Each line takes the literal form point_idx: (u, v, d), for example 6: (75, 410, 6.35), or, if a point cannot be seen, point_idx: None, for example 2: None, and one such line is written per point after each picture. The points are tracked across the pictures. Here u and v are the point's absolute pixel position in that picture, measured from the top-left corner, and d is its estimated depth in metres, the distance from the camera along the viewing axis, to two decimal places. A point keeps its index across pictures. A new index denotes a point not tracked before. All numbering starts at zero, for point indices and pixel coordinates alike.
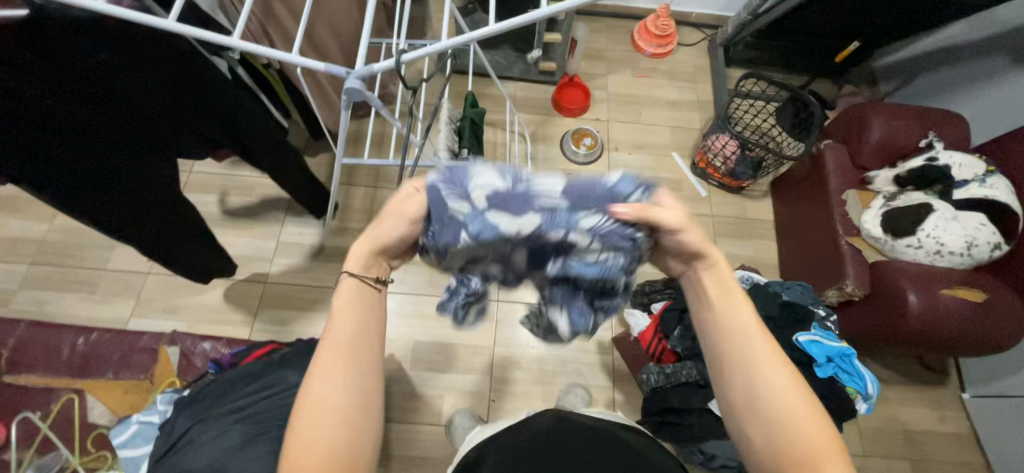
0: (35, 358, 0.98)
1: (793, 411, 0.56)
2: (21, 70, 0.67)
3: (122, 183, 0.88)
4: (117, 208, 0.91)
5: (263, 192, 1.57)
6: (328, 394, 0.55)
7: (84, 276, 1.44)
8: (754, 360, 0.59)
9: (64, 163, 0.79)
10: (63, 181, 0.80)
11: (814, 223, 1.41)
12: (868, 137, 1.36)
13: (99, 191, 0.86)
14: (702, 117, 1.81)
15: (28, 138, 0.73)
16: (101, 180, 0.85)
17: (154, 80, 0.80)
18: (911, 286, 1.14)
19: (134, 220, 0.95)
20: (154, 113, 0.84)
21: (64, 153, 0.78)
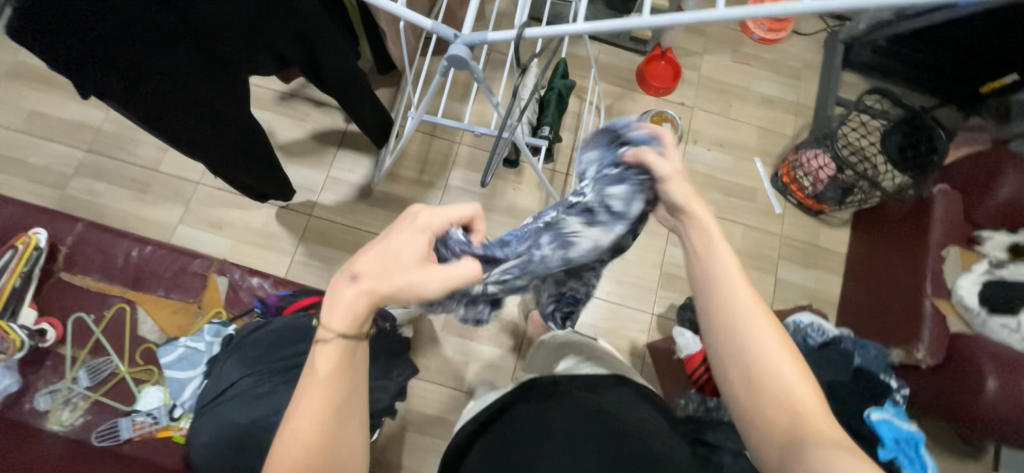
0: (90, 261, 0.99)
1: (779, 371, 0.58)
2: None
3: (195, 106, 0.84)
4: (192, 131, 0.87)
5: (319, 119, 1.51)
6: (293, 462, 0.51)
7: (137, 174, 1.44)
8: (746, 323, 0.61)
9: (148, 75, 0.75)
10: (138, 98, 0.77)
11: (898, 273, 1.29)
12: (995, 193, 1.20)
13: (177, 108, 0.82)
14: (797, 123, 1.62)
15: (100, 48, 0.68)
16: (182, 97, 0.81)
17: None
18: (993, 371, 1.05)
19: (209, 140, 0.91)
20: (224, 27, 0.76)
21: (138, 68, 0.73)
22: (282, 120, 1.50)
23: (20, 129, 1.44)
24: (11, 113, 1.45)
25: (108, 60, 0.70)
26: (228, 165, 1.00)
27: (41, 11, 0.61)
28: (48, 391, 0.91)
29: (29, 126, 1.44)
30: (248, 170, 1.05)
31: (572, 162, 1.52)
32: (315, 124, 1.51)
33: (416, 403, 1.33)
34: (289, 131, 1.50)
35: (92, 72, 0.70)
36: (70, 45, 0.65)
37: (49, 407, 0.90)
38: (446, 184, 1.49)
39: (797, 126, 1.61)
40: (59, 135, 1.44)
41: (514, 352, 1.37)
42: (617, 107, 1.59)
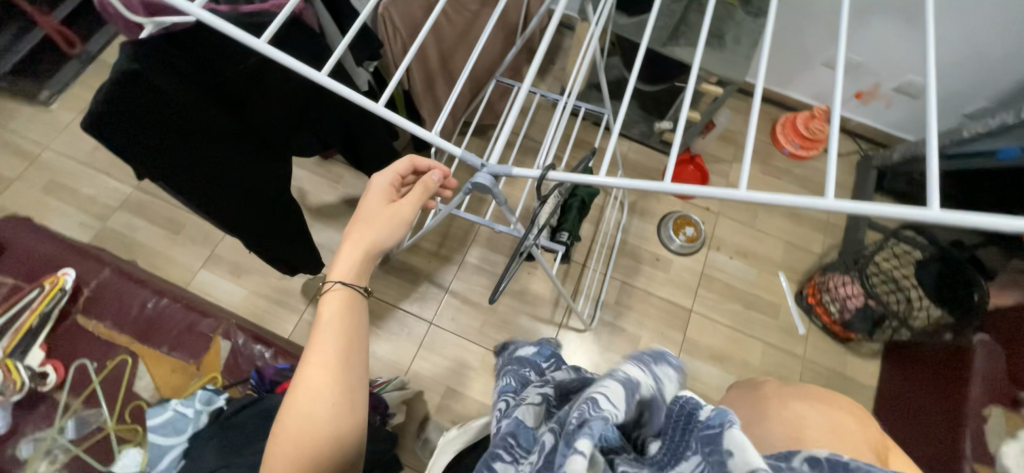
0: (107, 308, 1.02)
1: None
2: (173, 96, 0.69)
3: (245, 196, 0.87)
4: (236, 217, 0.89)
5: (352, 183, 1.58)
6: (315, 394, 0.59)
7: (174, 215, 1.51)
8: None
9: (215, 183, 0.81)
10: (191, 188, 0.79)
11: (936, 429, 1.18)
12: None
13: (241, 208, 0.88)
14: (825, 242, 1.58)
15: (164, 141, 0.71)
16: (247, 195, 0.88)
17: (278, 81, 0.79)
18: None
19: (260, 233, 0.96)
20: (279, 123, 0.85)
21: (195, 160, 0.76)
22: (318, 180, 1.58)
23: (83, 160, 1.55)
24: (79, 146, 1.57)
25: (169, 154, 0.73)
26: (273, 251, 1.03)
27: (129, 140, 0.68)
28: (34, 439, 0.91)
29: (91, 159, 1.56)
30: (292, 253, 1.08)
31: (591, 254, 1.52)
32: (347, 187, 1.58)
33: None
34: (322, 192, 1.57)
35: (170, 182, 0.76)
36: (130, 139, 0.68)
37: (30, 455, 0.89)
38: (463, 260, 1.49)
39: (825, 245, 1.57)
40: (114, 170, 1.55)
41: None
42: (641, 205, 1.60)
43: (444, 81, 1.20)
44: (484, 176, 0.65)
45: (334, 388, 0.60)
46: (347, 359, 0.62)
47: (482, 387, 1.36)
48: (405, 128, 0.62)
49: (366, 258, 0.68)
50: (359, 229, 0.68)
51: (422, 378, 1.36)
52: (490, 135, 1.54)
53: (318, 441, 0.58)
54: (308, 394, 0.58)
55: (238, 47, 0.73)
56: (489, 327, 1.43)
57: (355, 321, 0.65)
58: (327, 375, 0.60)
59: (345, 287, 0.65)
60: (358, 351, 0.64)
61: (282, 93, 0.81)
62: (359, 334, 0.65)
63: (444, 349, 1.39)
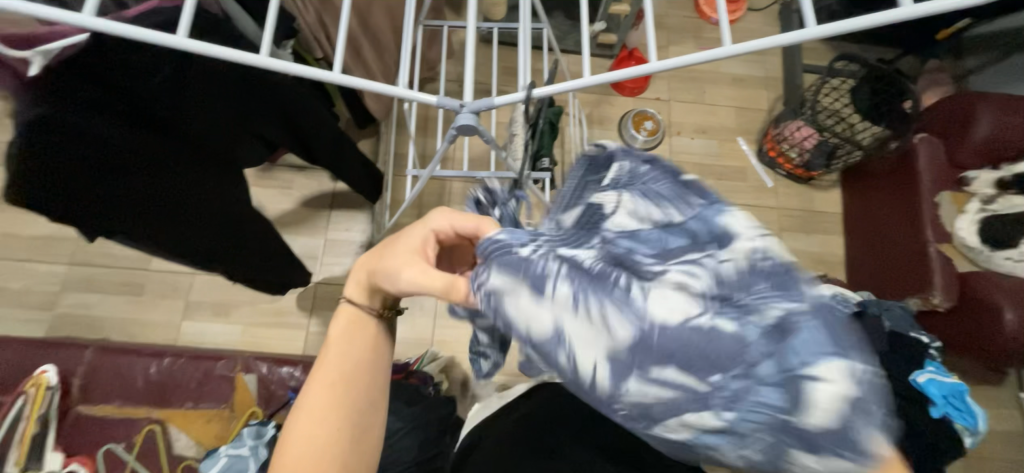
0: (108, 388, 0.94)
1: None
2: (96, 135, 0.62)
3: (210, 223, 0.82)
4: (205, 244, 0.84)
5: (306, 184, 1.48)
6: (300, 435, 0.51)
7: (128, 277, 1.38)
8: None
9: (170, 213, 0.76)
10: (140, 225, 0.74)
11: (898, 225, 1.33)
12: (972, 133, 1.25)
13: (212, 235, 0.83)
14: (769, 96, 1.66)
15: (94, 188, 0.65)
16: (215, 220, 0.82)
17: (203, 90, 0.70)
18: (1009, 304, 1.09)
19: (239, 256, 0.91)
20: (224, 138, 0.78)
21: (136, 197, 0.71)
22: (267, 192, 1.47)
23: None
24: None
25: (105, 198, 0.67)
26: (258, 272, 0.98)
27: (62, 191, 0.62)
28: None
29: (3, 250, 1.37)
30: (281, 269, 1.03)
31: (567, 177, 1.53)
32: (302, 190, 1.48)
33: None
34: (278, 202, 1.46)
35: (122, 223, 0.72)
36: (58, 193, 0.62)
37: None
38: None
39: (771, 99, 1.65)
40: (37, 253, 1.37)
41: None
42: (597, 114, 1.60)
43: (369, 43, 1.11)
44: (464, 117, 0.62)
45: (331, 435, 0.51)
46: (345, 398, 0.53)
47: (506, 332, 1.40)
48: (368, 89, 0.57)
49: (377, 287, 0.56)
50: (385, 250, 0.57)
51: (450, 345, 1.38)
52: (429, 89, 1.46)
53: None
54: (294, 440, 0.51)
55: (146, 62, 0.63)
56: None
57: (359, 350, 0.56)
58: (318, 416, 0.52)
59: (355, 307, 0.57)
60: (363, 383, 0.55)
61: (211, 104, 0.72)
62: (367, 366, 0.56)
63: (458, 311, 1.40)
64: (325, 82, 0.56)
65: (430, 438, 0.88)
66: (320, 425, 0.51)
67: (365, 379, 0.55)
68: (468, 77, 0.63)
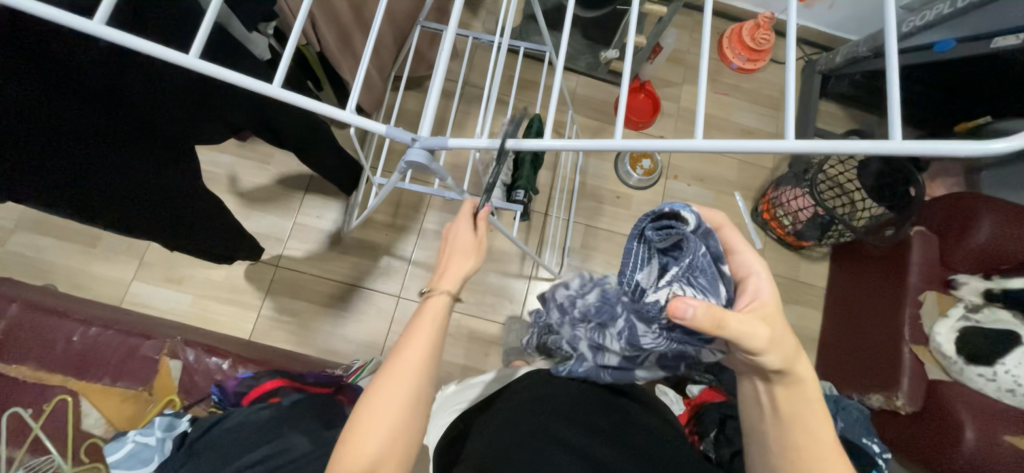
0: (27, 348, 0.90)
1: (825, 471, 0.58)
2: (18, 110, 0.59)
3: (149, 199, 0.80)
4: (148, 220, 0.83)
5: (284, 162, 1.44)
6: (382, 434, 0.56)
7: (86, 227, 1.33)
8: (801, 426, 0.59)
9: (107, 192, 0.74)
10: (78, 205, 0.72)
11: (876, 314, 1.29)
12: (972, 238, 1.20)
13: (151, 209, 0.82)
14: (775, 155, 1.61)
15: (23, 166, 0.63)
16: (152, 196, 0.80)
17: (140, 71, 0.67)
18: (970, 422, 1.06)
19: (180, 229, 0.89)
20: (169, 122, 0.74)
21: (71, 177, 0.68)
22: (244, 164, 1.42)
23: None
24: None
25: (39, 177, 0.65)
26: (199, 241, 0.96)
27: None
28: None
29: None
30: (224, 239, 1.00)
31: (552, 202, 1.48)
32: (280, 168, 1.43)
33: None
34: (253, 176, 1.42)
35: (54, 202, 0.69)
36: None
37: None
38: (421, 228, 1.43)
39: (776, 159, 1.60)
40: None
41: None
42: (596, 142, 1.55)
43: (363, 35, 1.05)
44: (416, 152, 0.57)
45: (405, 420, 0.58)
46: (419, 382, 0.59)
47: (461, 350, 1.37)
48: (312, 109, 0.52)
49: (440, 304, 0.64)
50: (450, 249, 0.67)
51: None
52: (427, 88, 1.41)
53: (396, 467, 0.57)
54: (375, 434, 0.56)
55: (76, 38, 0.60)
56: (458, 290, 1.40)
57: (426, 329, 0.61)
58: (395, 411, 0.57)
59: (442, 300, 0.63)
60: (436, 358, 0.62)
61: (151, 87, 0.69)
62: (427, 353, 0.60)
63: None
64: (262, 94, 0.52)
65: None
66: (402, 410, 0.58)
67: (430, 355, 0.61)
68: (427, 107, 0.58)
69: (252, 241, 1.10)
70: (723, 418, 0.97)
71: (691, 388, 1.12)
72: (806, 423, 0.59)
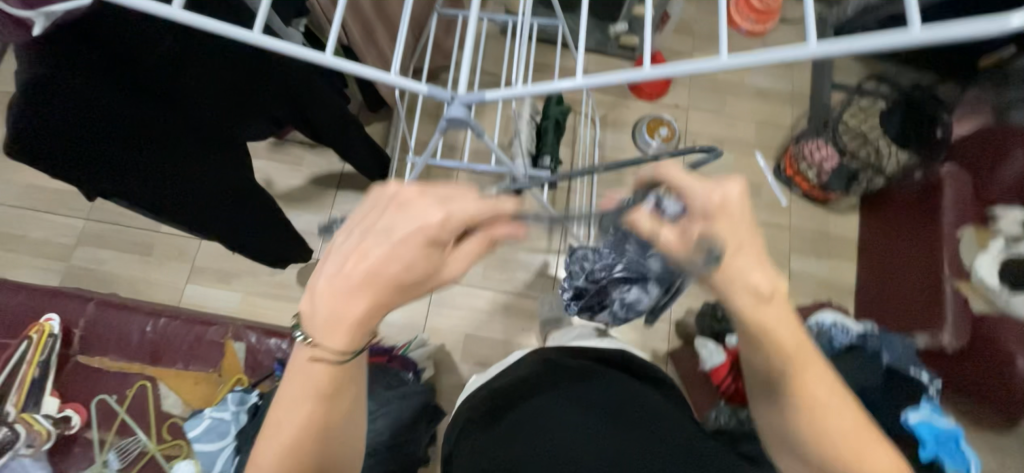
0: (106, 341, 0.98)
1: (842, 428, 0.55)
2: (103, 103, 0.65)
3: (209, 194, 0.85)
4: (210, 219, 0.88)
5: (315, 162, 1.51)
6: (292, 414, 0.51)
7: (140, 238, 1.43)
8: (802, 391, 0.55)
9: (175, 185, 0.79)
10: (154, 201, 0.79)
11: (912, 258, 1.27)
12: (1003, 169, 1.20)
13: (212, 205, 0.86)
14: (793, 113, 1.60)
15: (106, 159, 0.69)
16: (213, 191, 0.85)
17: (203, 65, 0.73)
18: (1021, 351, 1.05)
19: (235, 228, 0.94)
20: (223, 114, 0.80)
21: (148, 170, 0.74)
22: (278, 167, 1.50)
23: (16, 204, 1.42)
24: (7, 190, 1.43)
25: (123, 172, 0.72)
26: (247, 242, 0.99)
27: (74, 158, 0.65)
28: None
29: (26, 201, 1.43)
30: (272, 239, 1.04)
31: (574, 177, 1.51)
32: (311, 168, 1.50)
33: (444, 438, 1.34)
34: (288, 178, 1.49)
35: (129, 192, 0.75)
36: (75, 159, 0.65)
37: None
38: None
39: (794, 116, 1.60)
40: (57, 207, 1.43)
41: None
42: (612, 116, 1.58)
43: (384, 29, 1.11)
44: (455, 106, 0.61)
45: (319, 403, 0.51)
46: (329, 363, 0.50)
47: (500, 326, 1.41)
48: (360, 74, 0.57)
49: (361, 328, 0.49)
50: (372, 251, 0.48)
51: (441, 333, 1.40)
52: (443, 79, 1.47)
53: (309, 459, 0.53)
54: (285, 424, 0.51)
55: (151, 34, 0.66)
56: (490, 269, 1.45)
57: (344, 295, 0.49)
58: (305, 394, 0.51)
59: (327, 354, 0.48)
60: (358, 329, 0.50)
61: (211, 77, 0.75)
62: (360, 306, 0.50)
63: (453, 301, 1.42)
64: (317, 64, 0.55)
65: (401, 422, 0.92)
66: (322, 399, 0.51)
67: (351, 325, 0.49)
68: (462, 69, 0.62)
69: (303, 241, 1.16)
70: None
71: (728, 339, 1.12)
72: (810, 384, 0.55)
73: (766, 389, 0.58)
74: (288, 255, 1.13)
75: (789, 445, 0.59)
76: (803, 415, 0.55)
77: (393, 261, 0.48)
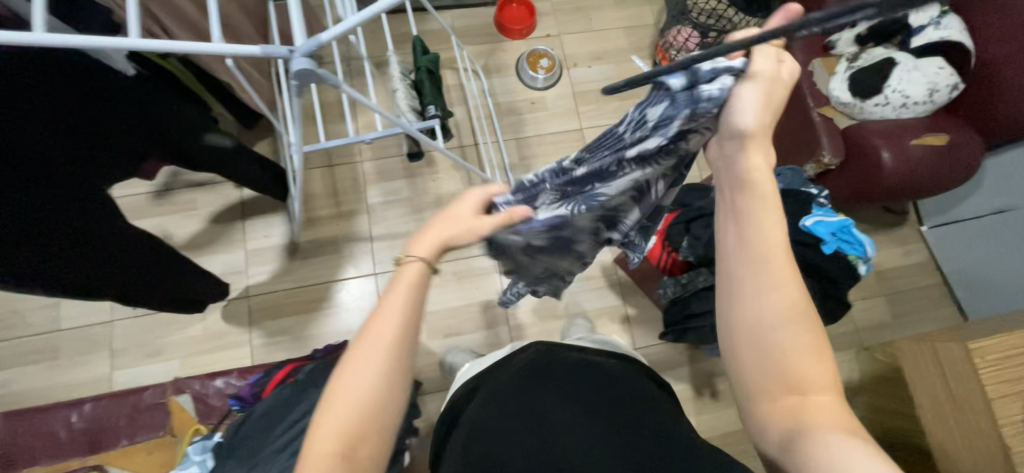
0: (30, 449, 0.88)
1: (796, 329, 0.57)
2: None
3: (75, 243, 0.82)
4: (79, 268, 0.86)
5: (209, 202, 1.41)
6: (366, 369, 0.54)
7: (39, 343, 1.28)
8: (765, 282, 0.58)
9: (36, 237, 0.76)
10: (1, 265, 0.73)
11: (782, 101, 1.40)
12: (826, 0, 1.33)
13: (76, 251, 0.83)
14: (653, 11, 1.70)
15: None
16: (78, 237, 0.82)
17: (43, 107, 0.69)
18: (884, 144, 1.20)
19: (107, 271, 0.91)
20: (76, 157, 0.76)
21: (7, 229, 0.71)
22: (170, 219, 1.38)
23: None
24: None
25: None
26: (134, 281, 0.98)
27: None
28: None
29: None
30: (150, 274, 1.01)
31: (476, 131, 1.53)
32: (207, 208, 1.40)
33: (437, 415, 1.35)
34: (184, 227, 1.38)
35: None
36: None
37: None
38: (368, 205, 1.45)
39: (654, 13, 1.70)
40: None
41: (505, 325, 1.42)
42: (493, 63, 1.59)
43: (225, 34, 1.05)
44: (299, 59, 0.60)
45: (387, 386, 0.55)
46: (400, 344, 0.56)
47: (456, 293, 1.43)
48: None
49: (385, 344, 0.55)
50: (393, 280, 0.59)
51: None
52: None
53: (348, 449, 0.53)
54: (346, 391, 0.54)
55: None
56: None
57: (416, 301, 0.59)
58: (369, 371, 0.54)
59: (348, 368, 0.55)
60: (414, 328, 0.58)
61: (41, 117, 0.69)
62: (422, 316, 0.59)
63: None
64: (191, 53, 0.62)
65: None
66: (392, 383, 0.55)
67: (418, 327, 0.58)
68: (294, 27, 0.62)
69: (198, 274, 1.16)
70: (686, 225, 1.06)
71: None
72: (776, 280, 0.58)
73: (730, 287, 0.61)
74: (186, 287, 1.12)
75: (749, 346, 0.58)
76: (755, 304, 0.58)
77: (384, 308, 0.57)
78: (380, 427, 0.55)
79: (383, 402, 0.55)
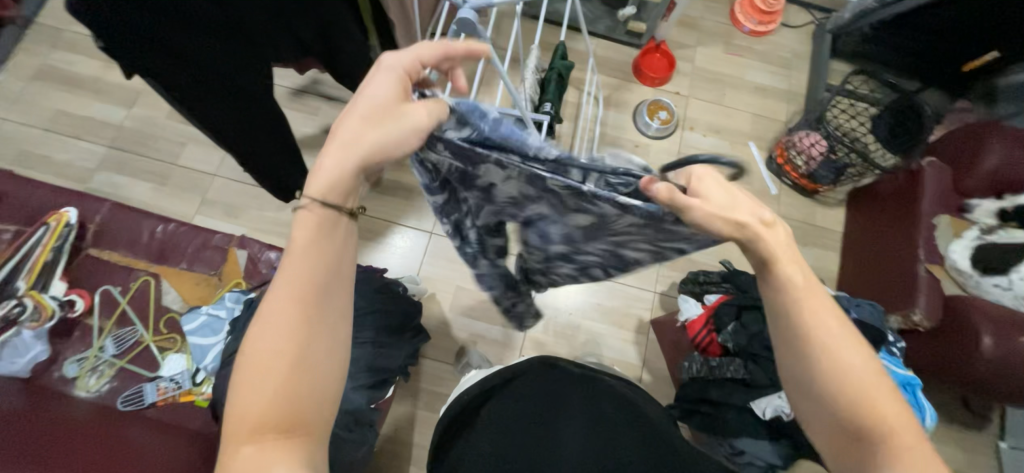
0: (118, 239, 1.07)
1: (865, 383, 0.51)
2: None
3: (224, 96, 0.84)
4: (226, 127, 0.89)
5: (329, 115, 1.58)
6: (278, 335, 0.47)
7: (156, 168, 1.50)
8: (813, 344, 0.52)
9: (201, 75, 0.79)
10: (169, 84, 0.78)
11: (888, 242, 1.33)
12: (981, 163, 1.25)
13: (227, 112, 0.87)
14: (788, 109, 1.69)
15: (145, 31, 0.69)
16: (229, 92, 0.84)
17: None
18: (988, 328, 1.07)
19: (244, 144, 0.94)
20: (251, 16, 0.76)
21: (181, 52, 0.74)
22: (294, 116, 1.57)
23: (45, 126, 1.50)
24: (37, 113, 1.51)
25: (135, 35, 0.69)
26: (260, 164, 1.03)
27: (112, 16, 0.66)
28: (77, 360, 0.98)
29: (53, 123, 1.50)
30: (281, 166, 1.07)
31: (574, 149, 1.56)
32: (326, 118, 1.58)
33: (426, 382, 1.37)
34: (302, 126, 1.57)
35: (160, 71, 0.75)
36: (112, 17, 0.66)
37: (77, 374, 0.97)
38: None
39: (789, 112, 1.68)
40: (83, 132, 1.50)
41: (522, 332, 1.43)
42: (615, 97, 1.66)
43: None
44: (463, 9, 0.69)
45: (299, 352, 0.48)
46: (307, 303, 0.49)
47: None
48: None
49: (297, 300, 0.48)
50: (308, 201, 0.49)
51: (435, 282, 1.45)
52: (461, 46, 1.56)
53: (274, 427, 0.46)
54: (259, 361, 0.47)
55: None
56: None
57: (322, 248, 0.50)
58: (282, 339, 0.47)
59: (270, 332, 0.47)
60: (328, 289, 0.50)
61: None
62: (334, 264, 0.51)
63: (447, 253, 1.48)
64: None
65: (388, 327, 0.95)
66: (332, 355, 0.50)
67: (341, 278, 0.51)
68: None
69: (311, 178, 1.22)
70: (739, 310, 1.03)
71: (707, 297, 1.16)
72: (818, 328, 0.52)
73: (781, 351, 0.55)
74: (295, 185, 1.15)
75: (818, 401, 0.54)
76: (807, 363, 0.53)
77: (303, 259, 0.49)
78: (316, 394, 0.49)
79: (325, 382, 0.49)
